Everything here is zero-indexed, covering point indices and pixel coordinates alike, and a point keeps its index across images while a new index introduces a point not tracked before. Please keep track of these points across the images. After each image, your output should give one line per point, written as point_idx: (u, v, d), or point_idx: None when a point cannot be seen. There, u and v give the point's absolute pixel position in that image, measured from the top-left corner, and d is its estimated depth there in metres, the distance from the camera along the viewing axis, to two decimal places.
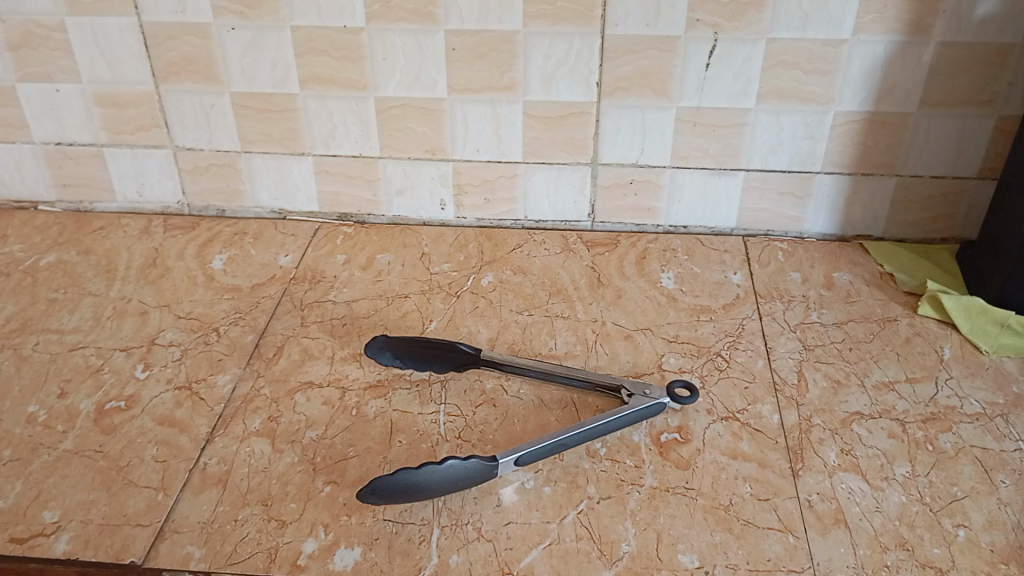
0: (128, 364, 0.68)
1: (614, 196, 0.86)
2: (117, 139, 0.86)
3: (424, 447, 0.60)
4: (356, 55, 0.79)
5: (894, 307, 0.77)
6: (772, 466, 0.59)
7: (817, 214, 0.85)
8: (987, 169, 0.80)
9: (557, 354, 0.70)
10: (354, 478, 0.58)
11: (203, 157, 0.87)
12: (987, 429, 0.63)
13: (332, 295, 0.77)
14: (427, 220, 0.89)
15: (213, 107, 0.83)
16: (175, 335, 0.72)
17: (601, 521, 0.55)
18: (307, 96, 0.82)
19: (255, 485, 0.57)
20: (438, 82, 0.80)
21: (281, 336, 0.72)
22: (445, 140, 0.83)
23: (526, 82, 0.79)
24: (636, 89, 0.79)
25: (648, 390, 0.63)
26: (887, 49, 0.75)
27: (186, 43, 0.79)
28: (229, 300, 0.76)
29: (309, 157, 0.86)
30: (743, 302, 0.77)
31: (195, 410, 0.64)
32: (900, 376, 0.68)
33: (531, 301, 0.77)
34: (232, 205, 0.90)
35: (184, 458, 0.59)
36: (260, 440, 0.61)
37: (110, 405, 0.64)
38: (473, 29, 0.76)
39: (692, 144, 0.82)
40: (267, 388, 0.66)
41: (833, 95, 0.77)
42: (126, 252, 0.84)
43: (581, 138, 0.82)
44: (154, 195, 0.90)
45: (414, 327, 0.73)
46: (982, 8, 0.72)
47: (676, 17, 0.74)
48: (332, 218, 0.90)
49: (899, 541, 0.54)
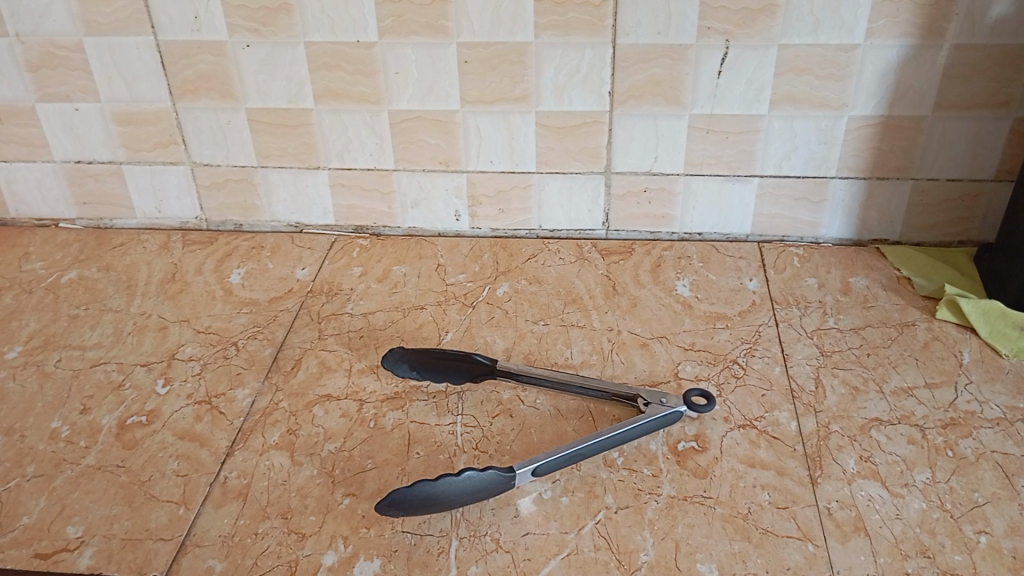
0: (148, 380, 0.69)
1: (628, 205, 0.86)
2: (135, 157, 0.87)
3: (442, 458, 0.60)
4: (370, 70, 0.79)
5: (912, 312, 0.76)
6: (791, 474, 0.59)
7: (833, 219, 0.85)
8: (1004, 171, 0.80)
9: (572, 364, 0.70)
10: (373, 490, 0.58)
11: (220, 173, 0.88)
12: (1008, 434, 0.62)
13: (348, 307, 0.78)
14: (442, 231, 0.90)
15: (229, 123, 0.84)
16: (194, 349, 0.73)
17: (620, 531, 0.55)
18: (322, 111, 0.83)
19: (275, 498, 0.58)
20: (450, 95, 0.80)
21: (299, 349, 0.72)
22: (459, 151, 0.84)
23: (538, 93, 0.79)
24: (648, 98, 0.79)
25: (665, 399, 0.63)
26: (899, 54, 0.74)
27: (202, 61, 0.80)
28: (247, 314, 0.77)
29: (324, 170, 0.87)
30: (759, 309, 0.77)
31: (215, 424, 0.64)
32: (919, 382, 0.68)
33: (547, 311, 0.77)
34: (249, 220, 0.91)
35: (205, 472, 0.60)
36: (279, 453, 0.61)
37: (132, 420, 0.65)
38: (485, 41, 0.77)
39: (706, 152, 0.82)
40: (286, 401, 0.66)
41: (847, 100, 0.77)
42: (146, 268, 0.85)
43: (594, 148, 0.82)
44: (172, 211, 0.91)
45: (431, 338, 0.74)
46: (996, 10, 0.71)
47: (688, 26, 0.75)
48: (348, 231, 0.91)
49: (921, 548, 0.54)
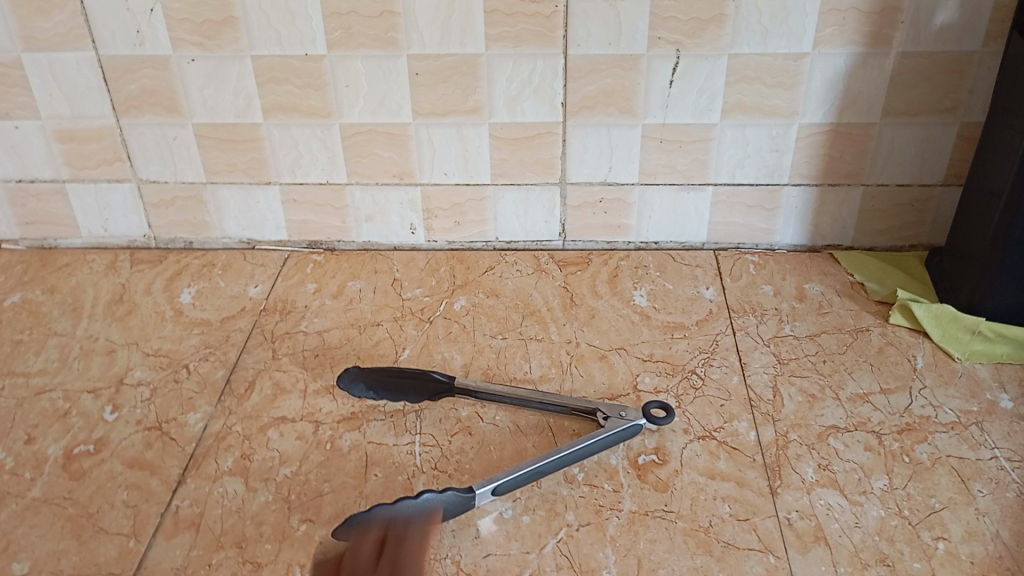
0: (96, 407, 0.67)
1: (584, 215, 0.86)
2: (80, 175, 0.85)
3: (400, 480, 0.59)
4: (319, 83, 0.78)
5: (865, 316, 0.77)
6: (750, 485, 0.59)
7: (787, 225, 0.86)
8: (952, 176, 0.81)
9: (531, 379, 0.70)
10: (330, 515, 0.57)
11: (168, 190, 0.86)
12: (962, 438, 0.63)
13: (303, 325, 0.77)
14: (397, 244, 0.89)
15: (176, 139, 0.82)
16: (143, 373, 0.71)
17: (581, 548, 0.55)
18: (271, 125, 0.81)
19: (229, 527, 0.56)
20: (402, 107, 0.79)
21: (252, 370, 0.71)
22: (413, 164, 0.83)
23: (490, 105, 0.79)
24: (601, 108, 0.79)
25: (625, 412, 0.63)
26: (847, 61, 0.75)
27: (146, 76, 0.79)
28: (199, 335, 0.75)
29: (276, 186, 0.85)
30: (716, 318, 0.77)
31: (165, 451, 0.62)
32: (874, 388, 0.68)
33: (504, 324, 0.77)
34: (199, 237, 0.89)
35: (155, 502, 0.58)
36: (233, 479, 0.60)
37: (79, 449, 0.63)
38: (436, 53, 0.76)
39: (660, 161, 0.82)
40: (239, 425, 0.65)
41: (797, 108, 0.78)
42: (92, 289, 0.83)
43: (549, 159, 0.82)
44: (119, 229, 0.89)
45: (387, 355, 0.73)
46: (940, 17, 0.73)
47: (638, 35, 0.75)
48: (302, 246, 0.89)
49: (880, 556, 0.54)
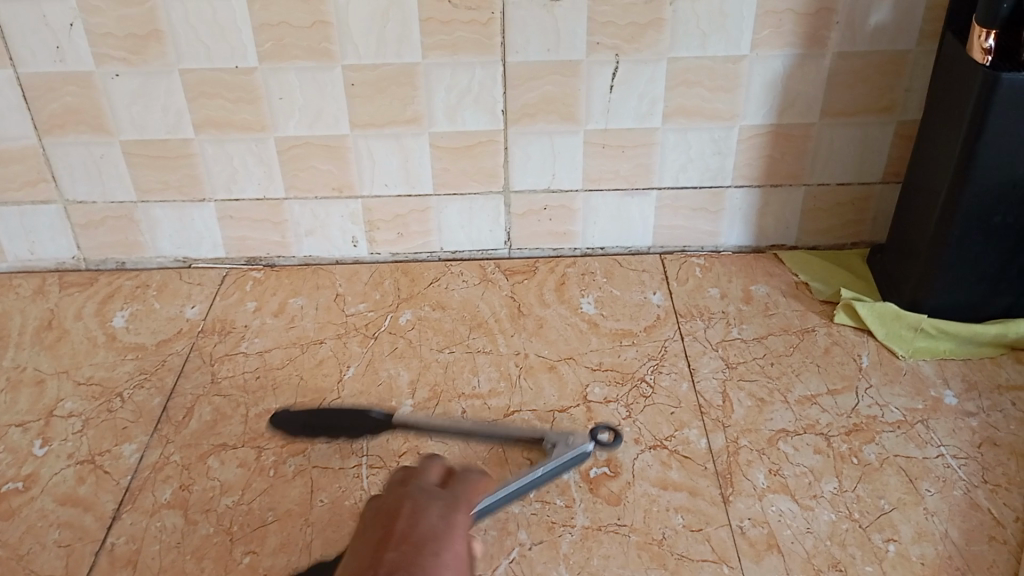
0: (24, 441, 0.64)
1: (528, 223, 0.85)
2: (2, 197, 0.81)
3: (347, 506, 0.58)
4: (252, 97, 0.76)
5: (811, 317, 0.77)
6: (703, 493, 0.59)
7: (732, 227, 0.86)
8: (890, 173, 0.82)
9: (480, 394, 0.69)
10: (275, 546, 0.55)
11: (97, 210, 0.83)
12: (909, 437, 0.63)
13: (243, 346, 0.74)
14: (339, 258, 0.87)
15: (103, 157, 0.79)
16: (75, 404, 0.68)
17: (534, 568, 0.54)
18: (204, 140, 0.78)
19: (168, 564, 0.54)
20: (339, 119, 0.78)
21: (190, 396, 0.68)
22: (353, 177, 0.81)
23: (430, 114, 0.77)
24: (543, 115, 0.78)
25: (572, 439, 0.62)
26: (785, 63, 0.75)
27: (69, 94, 0.75)
28: (133, 360, 0.73)
29: (211, 203, 0.82)
30: (664, 323, 0.77)
31: (99, 486, 0.60)
32: (821, 389, 0.68)
33: (451, 337, 0.75)
34: (133, 257, 0.86)
35: (89, 541, 0.56)
36: (171, 513, 0.57)
37: (6, 488, 0.60)
38: (372, 64, 0.74)
39: (604, 167, 0.81)
40: (177, 455, 0.62)
41: (738, 111, 0.78)
42: (19, 315, 0.79)
43: (491, 168, 0.81)
44: (47, 252, 0.85)
45: (331, 375, 0.71)
46: (875, 18, 0.73)
47: (577, 41, 0.74)
48: (240, 263, 0.86)
49: (832, 561, 0.54)
